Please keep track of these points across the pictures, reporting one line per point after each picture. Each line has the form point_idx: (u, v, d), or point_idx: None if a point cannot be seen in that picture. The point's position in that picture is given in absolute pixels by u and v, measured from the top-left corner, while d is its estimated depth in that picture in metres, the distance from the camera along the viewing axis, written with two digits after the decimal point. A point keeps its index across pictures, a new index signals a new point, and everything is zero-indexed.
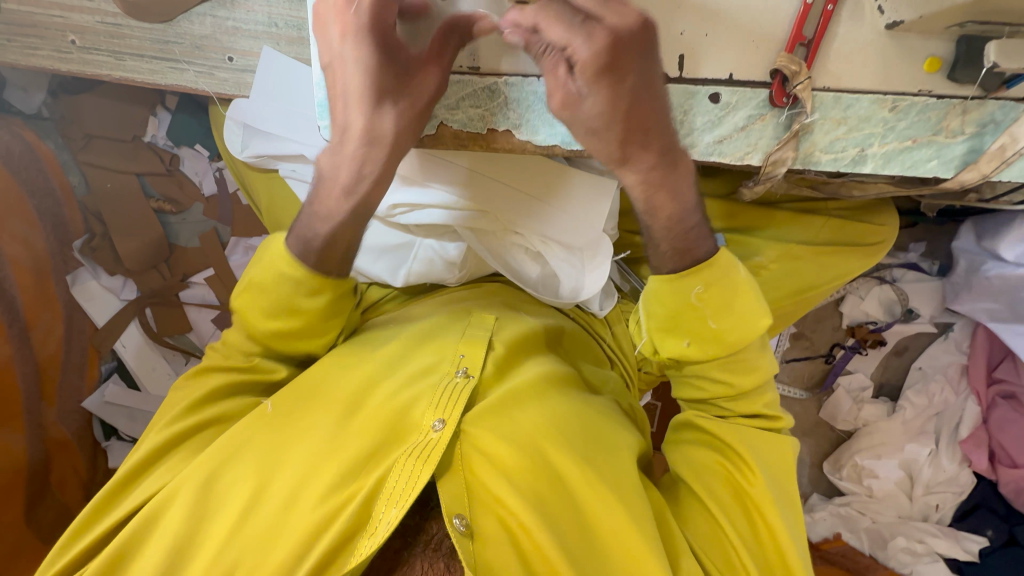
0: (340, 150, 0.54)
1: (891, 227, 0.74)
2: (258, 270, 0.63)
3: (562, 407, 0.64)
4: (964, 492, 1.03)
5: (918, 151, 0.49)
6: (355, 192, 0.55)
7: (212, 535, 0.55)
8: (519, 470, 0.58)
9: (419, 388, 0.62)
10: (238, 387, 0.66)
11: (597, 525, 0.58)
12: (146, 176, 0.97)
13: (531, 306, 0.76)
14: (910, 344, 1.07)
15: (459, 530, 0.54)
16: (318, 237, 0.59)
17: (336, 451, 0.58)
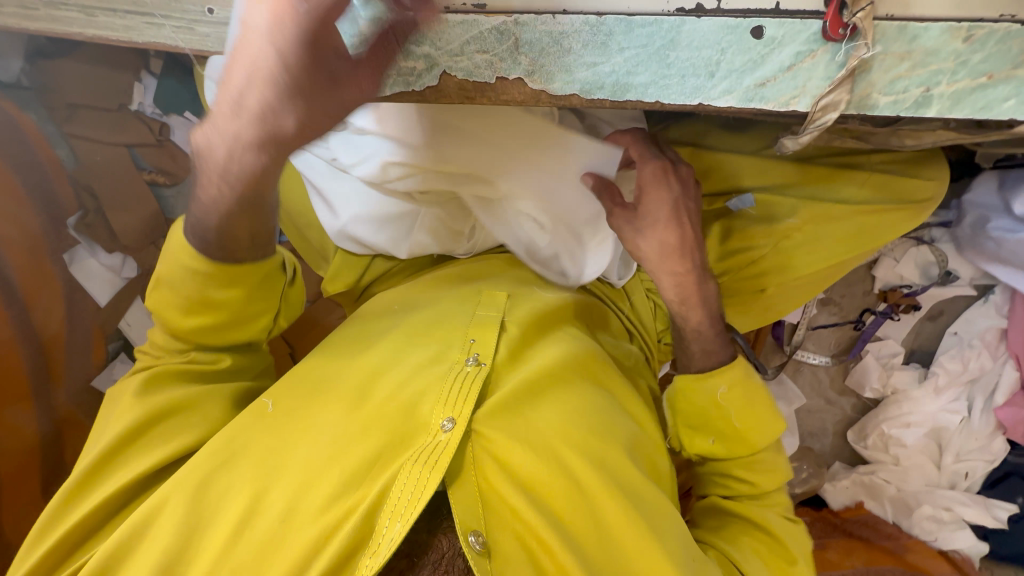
0: (216, 125, 0.48)
1: (940, 182, 0.68)
2: (163, 266, 0.61)
3: (575, 401, 0.62)
4: (997, 460, 1.00)
5: (994, 90, 0.42)
6: (228, 174, 0.51)
7: (210, 548, 0.54)
8: (532, 474, 0.57)
9: (426, 381, 0.61)
10: (181, 379, 0.64)
11: (612, 528, 0.57)
12: (136, 147, 0.92)
13: (545, 280, 0.73)
14: (946, 308, 1.00)
15: (474, 548, 0.52)
16: (211, 230, 0.56)
17: (342, 454, 0.57)
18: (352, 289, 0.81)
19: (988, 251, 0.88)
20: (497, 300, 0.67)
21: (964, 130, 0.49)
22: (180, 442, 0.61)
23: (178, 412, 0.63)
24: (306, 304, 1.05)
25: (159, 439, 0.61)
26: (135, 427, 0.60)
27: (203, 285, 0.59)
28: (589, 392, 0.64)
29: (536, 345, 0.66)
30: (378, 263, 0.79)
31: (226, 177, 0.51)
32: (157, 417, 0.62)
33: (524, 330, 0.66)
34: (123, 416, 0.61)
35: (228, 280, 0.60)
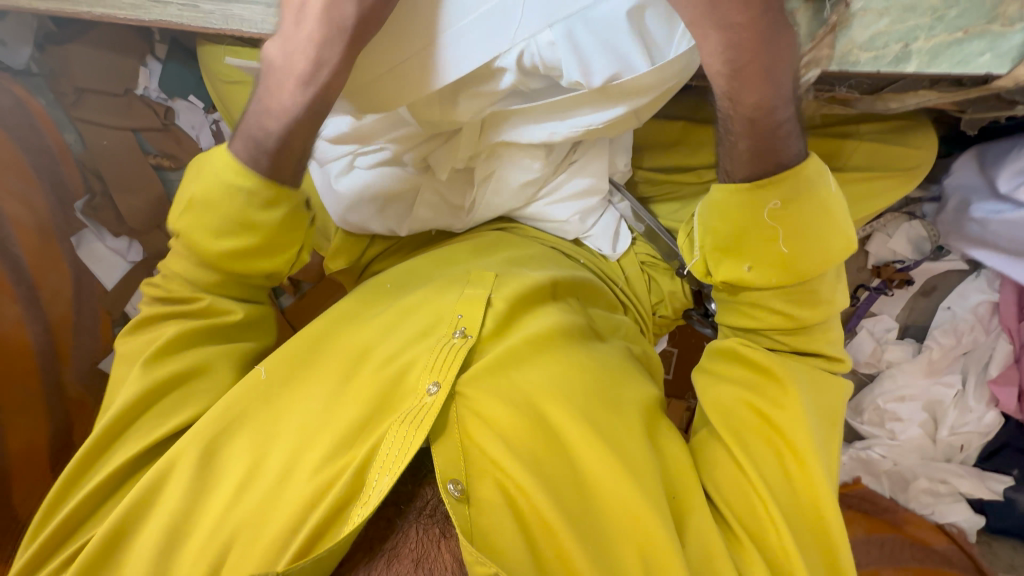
0: (294, 33, 0.53)
1: (928, 150, 0.69)
2: (197, 187, 0.61)
3: (559, 362, 0.63)
4: (991, 433, 1.00)
5: (969, 44, 0.44)
6: (312, 80, 0.53)
7: (214, 509, 0.59)
8: (513, 429, 0.59)
9: (416, 351, 0.64)
10: (195, 334, 0.66)
11: (593, 480, 0.58)
12: (141, 132, 0.94)
13: (535, 256, 0.74)
14: (939, 284, 1.01)
15: (453, 495, 0.55)
16: (271, 136, 0.57)
17: (331, 422, 0.61)
18: (353, 267, 0.84)
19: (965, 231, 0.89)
20: (486, 273, 0.69)
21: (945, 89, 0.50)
22: (186, 413, 0.64)
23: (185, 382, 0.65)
24: (308, 286, 1.07)
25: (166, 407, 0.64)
26: (142, 399, 0.63)
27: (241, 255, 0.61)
28: (578, 353, 0.65)
29: (523, 317, 0.68)
30: (379, 242, 0.82)
31: (300, 84, 0.53)
32: (167, 387, 0.64)
33: (512, 303, 0.67)
34: (131, 386, 0.63)
35: (266, 244, 0.62)
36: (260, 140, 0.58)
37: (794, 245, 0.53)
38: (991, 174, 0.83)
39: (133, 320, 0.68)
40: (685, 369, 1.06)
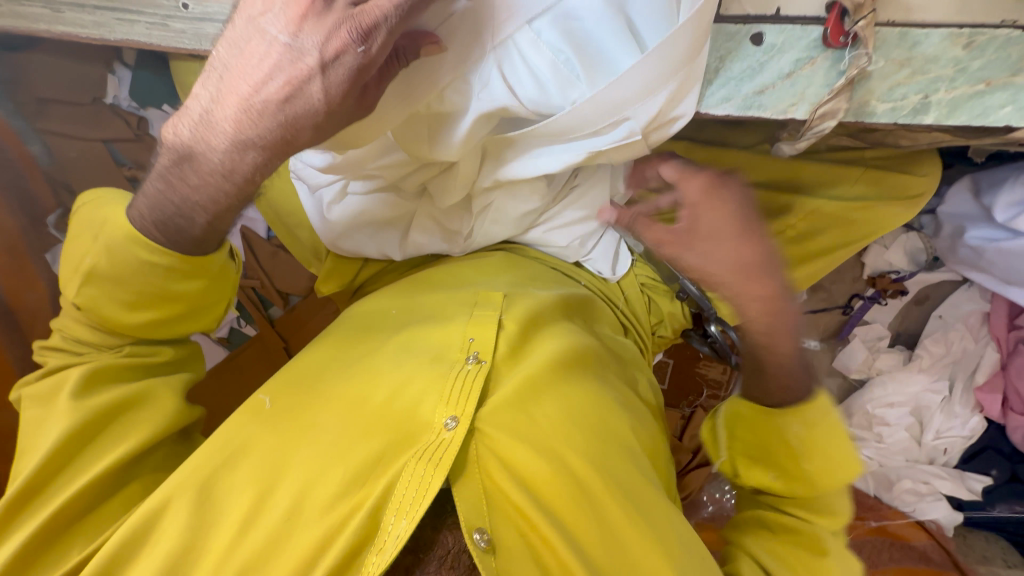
0: (243, 56, 0.48)
1: (931, 177, 0.68)
2: (99, 258, 0.59)
3: (577, 396, 0.62)
4: (975, 436, 1.03)
5: (990, 96, 0.46)
6: (246, 132, 0.49)
7: (212, 554, 0.54)
8: (537, 474, 0.57)
9: (428, 379, 0.61)
10: (119, 373, 0.64)
11: (621, 531, 0.57)
12: (114, 142, 0.89)
13: (543, 280, 0.73)
14: (931, 293, 1.02)
15: (479, 545, 0.54)
16: (184, 151, 0.52)
17: (344, 455, 0.57)
18: (346, 287, 0.82)
19: (960, 253, 0.91)
20: (497, 300, 0.68)
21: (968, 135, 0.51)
22: (137, 438, 0.61)
23: (124, 413, 0.62)
24: (299, 299, 1.04)
25: (114, 438, 0.60)
26: (81, 432, 0.59)
27: (163, 277, 0.59)
28: (592, 384, 0.65)
29: (536, 341, 0.66)
30: (374, 262, 0.80)
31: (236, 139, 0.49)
32: (104, 420, 0.61)
33: (524, 328, 0.66)
34: (62, 420, 0.59)
35: (193, 273, 0.61)
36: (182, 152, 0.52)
37: None
38: (986, 202, 0.83)
39: (30, 376, 0.65)
40: (679, 377, 1.11)
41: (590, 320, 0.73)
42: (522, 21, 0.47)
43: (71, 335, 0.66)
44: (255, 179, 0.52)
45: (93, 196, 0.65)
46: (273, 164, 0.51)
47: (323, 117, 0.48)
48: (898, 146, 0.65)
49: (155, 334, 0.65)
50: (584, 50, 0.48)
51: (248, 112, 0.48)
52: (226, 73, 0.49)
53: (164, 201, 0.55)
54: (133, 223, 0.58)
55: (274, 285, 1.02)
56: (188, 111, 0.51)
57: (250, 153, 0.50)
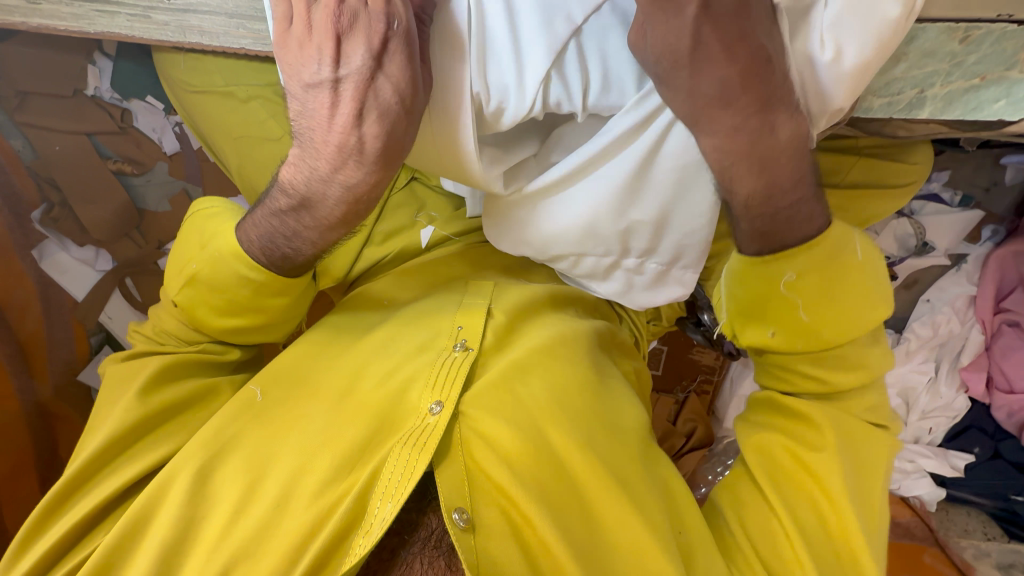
0: (304, 89, 0.47)
1: (924, 164, 0.69)
2: (199, 264, 0.60)
3: (565, 379, 0.63)
4: (958, 416, 1.06)
5: (985, 90, 0.46)
6: (357, 152, 0.48)
7: (206, 539, 0.55)
8: (520, 457, 0.58)
9: (416, 366, 0.62)
10: (185, 371, 0.65)
11: (601, 514, 0.58)
12: (97, 135, 0.86)
13: (531, 274, 0.76)
14: (921, 277, 1.02)
15: (458, 525, 0.54)
16: (293, 188, 0.52)
17: (333, 441, 0.58)
18: (340, 282, 0.81)
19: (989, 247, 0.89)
20: (483, 290, 0.69)
21: (963, 126, 0.51)
22: (181, 439, 0.63)
23: (186, 411, 0.65)
24: None
25: (163, 437, 0.63)
26: (136, 426, 0.61)
27: (258, 292, 0.59)
28: (583, 367, 0.65)
29: (523, 329, 0.68)
30: (369, 254, 0.79)
31: (344, 158, 0.48)
32: (160, 416, 0.63)
33: (511, 315, 0.67)
34: (121, 414, 0.61)
35: (281, 291, 0.60)
36: (289, 189, 0.52)
37: (814, 312, 0.54)
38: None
39: (110, 359, 0.70)
40: (673, 364, 1.13)
41: (579, 309, 0.74)
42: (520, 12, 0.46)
43: (152, 329, 0.69)
44: (374, 198, 0.52)
45: (210, 203, 0.66)
46: (387, 179, 0.50)
47: (401, 117, 0.46)
48: (890, 132, 0.65)
49: (235, 338, 0.65)
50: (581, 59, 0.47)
51: (341, 144, 0.47)
52: (302, 120, 0.49)
53: (281, 239, 0.56)
54: (244, 247, 0.58)
55: None
56: (290, 161, 0.52)
57: (358, 172, 0.49)
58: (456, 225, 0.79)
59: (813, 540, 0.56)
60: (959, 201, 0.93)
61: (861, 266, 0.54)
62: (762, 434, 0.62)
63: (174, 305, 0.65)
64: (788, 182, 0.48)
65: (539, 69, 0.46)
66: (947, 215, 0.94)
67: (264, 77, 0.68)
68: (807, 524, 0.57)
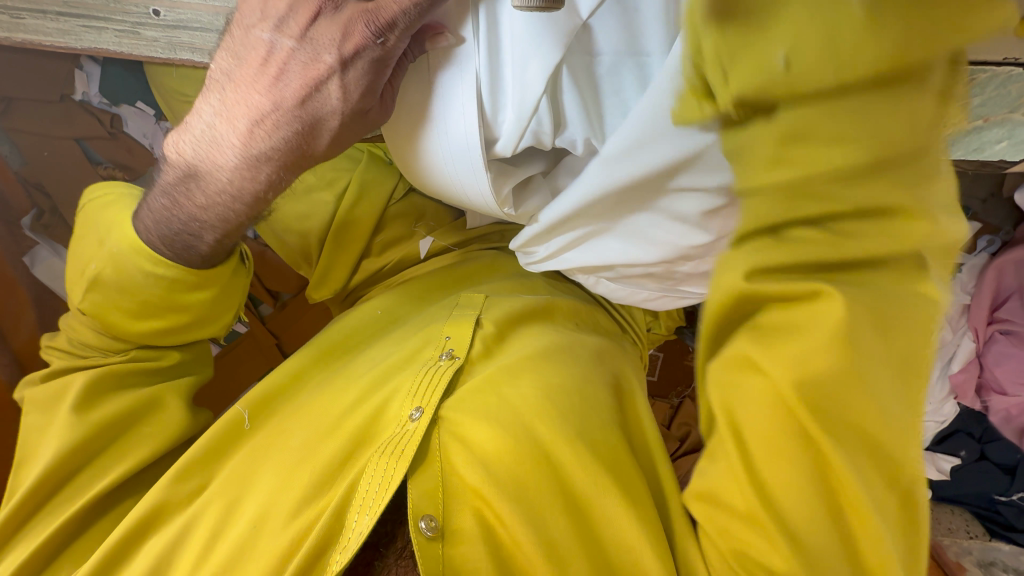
0: (247, 59, 0.48)
1: None
2: (104, 268, 0.59)
3: (557, 377, 0.60)
4: (946, 421, 1.09)
5: (991, 132, 0.46)
6: (258, 140, 0.50)
7: (181, 567, 0.54)
8: (500, 455, 0.54)
9: (400, 379, 0.61)
10: (119, 381, 0.64)
11: (595, 521, 0.52)
12: (85, 140, 0.85)
13: (527, 286, 0.74)
14: None
15: (425, 534, 0.52)
16: (184, 156, 0.53)
17: (312, 457, 0.57)
18: (338, 293, 0.81)
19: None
20: (474, 300, 0.69)
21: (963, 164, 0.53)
22: (138, 455, 0.62)
23: (132, 426, 0.64)
24: (289, 296, 1.04)
25: (130, 439, 0.63)
26: (85, 442, 0.60)
27: (170, 289, 0.59)
28: (576, 366, 0.62)
29: (515, 336, 0.66)
30: (367, 266, 0.79)
31: (251, 145, 0.50)
32: (106, 430, 0.62)
33: (500, 325, 0.66)
34: (64, 432, 0.60)
35: (202, 280, 0.60)
36: (197, 164, 0.52)
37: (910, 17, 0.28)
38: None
39: (23, 379, 0.66)
40: (667, 370, 1.18)
41: (579, 322, 0.72)
42: (530, 49, 0.41)
43: (69, 340, 0.67)
44: (267, 195, 0.53)
45: (103, 191, 0.65)
46: (285, 179, 0.53)
47: (341, 123, 0.49)
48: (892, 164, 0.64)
49: (161, 340, 0.65)
50: (587, 69, 0.43)
51: (259, 123, 0.49)
52: (230, 83, 0.49)
53: (170, 217, 0.55)
54: (140, 235, 0.57)
55: (263, 284, 1.00)
56: (188, 128, 0.53)
57: (263, 168, 0.51)
58: (456, 236, 0.78)
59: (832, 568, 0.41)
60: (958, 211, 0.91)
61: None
62: (741, 351, 0.43)
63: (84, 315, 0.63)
64: None
65: (535, 95, 0.42)
66: None
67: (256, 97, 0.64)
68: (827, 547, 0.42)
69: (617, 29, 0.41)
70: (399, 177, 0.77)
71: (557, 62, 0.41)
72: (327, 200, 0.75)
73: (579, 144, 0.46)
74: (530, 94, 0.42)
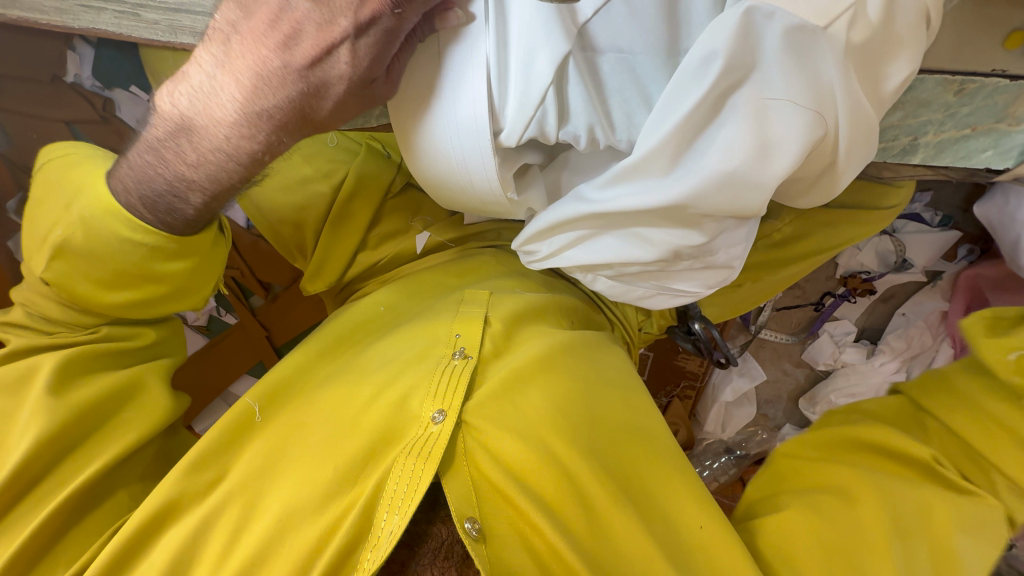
0: (255, 12, 0.46)
1: (905, 192, 0.72)
2: (74, 235, 0.57)
3: (566, 388, 0.61)
4: None
5: (974, 140, 0.49)
6: (259, 96, 0.47)
7: (209, 554, 0.54)
8: (528, 467, 0.56)
9: (416, 376, 0.61)
10: (96, 359, 0.63)
11: (611, 530, 0.54)
12: (76, 124, 0.83)
13: (526, 282, 0.74)
14: (897, 292, 1.05)
15: (471, 534, 0.54)
16: (177, 110, 0.50)
17: (334, 452, 0.57)
18: (333, 285, 0.81)
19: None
20: (479, 296, 0.69)
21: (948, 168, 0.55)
22: (125, 440, 0.61)
23: (113, 412, 0.62)
24: (281, 289, 1.02)
25: (117, 427, 0.62)
26: (60, 430, 0.57)
27: (148, 257, 0.58)
28: (583, 373, 0.64)
29: (522, 336, 0.66)
30: (364, 258, 0.78)
31: (250, 103, 0.47)
32: (85, 415, 0.60)
33: (508, 323, 0.66)
34: (35, 422, 0.57)
35: (183, 249, 0.60)
36: (190, 118, 0.50)
37: None
38: None
39: None
40: (656, 368, 1.19)
41: (572, 321, 0.73)
42: (540, 38, 0.42)
43: (31, 315, 0.65)
44: (263, 158, 0.51)
45: (62, 151, 0.63)
46: (284, 142, 0.51)
47: (348, 90, 0.47)
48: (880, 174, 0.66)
49: (135, 313, 0.64)
50: (590, 65, 0.44)
51: (262, 79, 0.46)
52: (236, 36, 0.47)
53: (156, 175, 0.53)
54: (118, 197, 0.56)
55: (255, 275, 1.00)
56: (183, 79, 0.50)
57: (260, 127, 0.49)
58: (454, 231, 0.79)
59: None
60: (939, 221, 0.95)
61: None
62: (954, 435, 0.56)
63: (50, 287, 0.62)
64: (853, 158, 0.43)
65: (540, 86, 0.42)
66: (926, 234, 0.96)
67: None
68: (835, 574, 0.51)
69: (621, 28, 0.42)
70: (398, 170, 0.77)
71: (565, 54, 0.42)
72: (324, 190, 0.74)
73: (581, 140, 0.47)
74: (535, 83, 0.43)
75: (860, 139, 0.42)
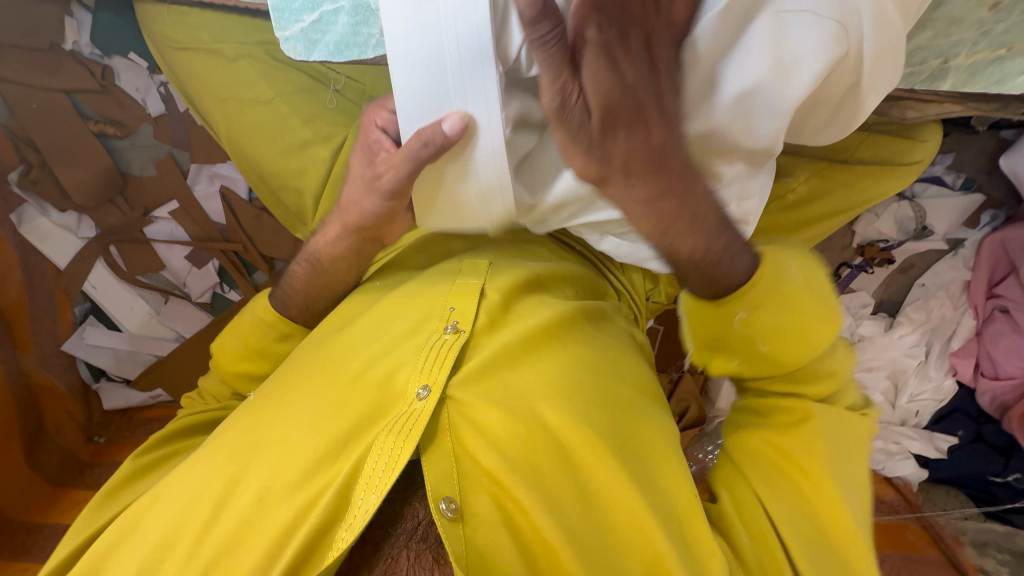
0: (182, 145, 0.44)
1: (932, 143, 0.68)
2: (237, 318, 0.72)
3: (563, 364, 0.59)
4: (945, 399, 1.04)
5: (1011, 61, 0.49)
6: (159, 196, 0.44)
7: (191, 531, 0.52)
8: (512, 446, 0.53)
9: (404, 351, 0.58)
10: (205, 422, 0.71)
11: (602, 503, 0.53)
12: (76, 94, 0.82)
13: (530, 251, 0.71)
14: (917, 261, 1.01)
15: (446, 516, 0.50)
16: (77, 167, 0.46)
17: (318, 429, 0.54)
18: None
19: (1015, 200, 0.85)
20: (477, 266, 0.65)
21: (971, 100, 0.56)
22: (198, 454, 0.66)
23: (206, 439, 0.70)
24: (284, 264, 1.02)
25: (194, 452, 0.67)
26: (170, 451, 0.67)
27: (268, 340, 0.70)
28: (583, 347, 0.61)
29: (518, 310, 0.63)
30: None
31: None
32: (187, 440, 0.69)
33: (505, 295, 0.62)
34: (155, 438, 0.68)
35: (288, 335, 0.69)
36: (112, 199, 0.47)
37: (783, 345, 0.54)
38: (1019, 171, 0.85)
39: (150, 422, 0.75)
40: (667, 344, 1.16)
41: (578, 292, 0.70)
42: None
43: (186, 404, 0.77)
44: None
45: None
46: None
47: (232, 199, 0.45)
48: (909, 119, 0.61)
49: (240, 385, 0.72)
50: None
51: None
52: None
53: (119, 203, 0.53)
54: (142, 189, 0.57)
55: (258, 249, 1.00)
56: None
57: None
58: None
59: (803, 532, 0.53)
60: (961, 183, 0.92)
61: (799, 291, 0.53)
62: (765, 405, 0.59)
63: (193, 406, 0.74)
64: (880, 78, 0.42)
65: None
66: (947, 198, 0.93)
67: (255, 35, 0.71)
68: (790, 512, 0.54)
69: None
70: None
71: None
72: (324, 154, 0.73)
73: None
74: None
75: (886, 60, 0.42)
